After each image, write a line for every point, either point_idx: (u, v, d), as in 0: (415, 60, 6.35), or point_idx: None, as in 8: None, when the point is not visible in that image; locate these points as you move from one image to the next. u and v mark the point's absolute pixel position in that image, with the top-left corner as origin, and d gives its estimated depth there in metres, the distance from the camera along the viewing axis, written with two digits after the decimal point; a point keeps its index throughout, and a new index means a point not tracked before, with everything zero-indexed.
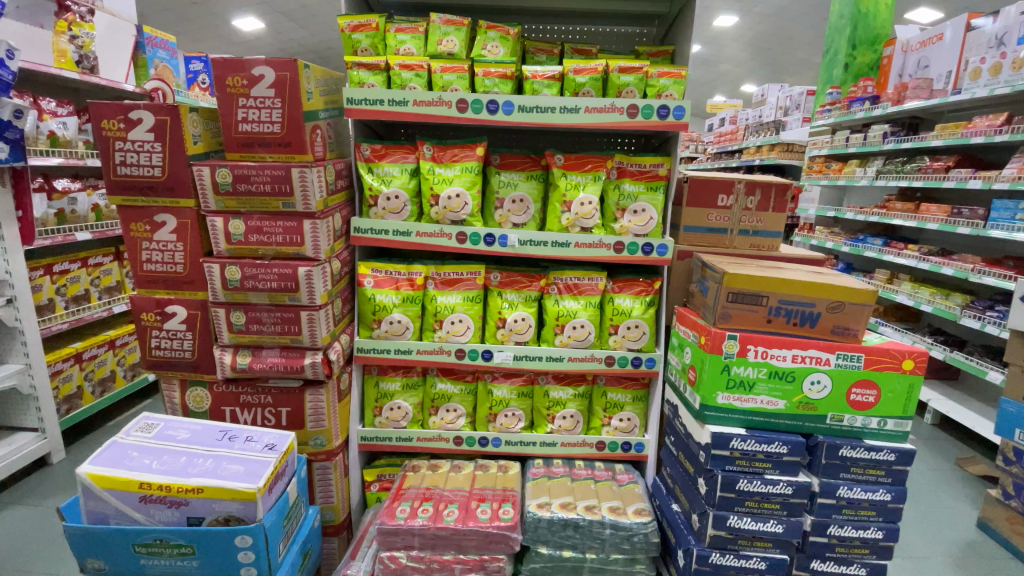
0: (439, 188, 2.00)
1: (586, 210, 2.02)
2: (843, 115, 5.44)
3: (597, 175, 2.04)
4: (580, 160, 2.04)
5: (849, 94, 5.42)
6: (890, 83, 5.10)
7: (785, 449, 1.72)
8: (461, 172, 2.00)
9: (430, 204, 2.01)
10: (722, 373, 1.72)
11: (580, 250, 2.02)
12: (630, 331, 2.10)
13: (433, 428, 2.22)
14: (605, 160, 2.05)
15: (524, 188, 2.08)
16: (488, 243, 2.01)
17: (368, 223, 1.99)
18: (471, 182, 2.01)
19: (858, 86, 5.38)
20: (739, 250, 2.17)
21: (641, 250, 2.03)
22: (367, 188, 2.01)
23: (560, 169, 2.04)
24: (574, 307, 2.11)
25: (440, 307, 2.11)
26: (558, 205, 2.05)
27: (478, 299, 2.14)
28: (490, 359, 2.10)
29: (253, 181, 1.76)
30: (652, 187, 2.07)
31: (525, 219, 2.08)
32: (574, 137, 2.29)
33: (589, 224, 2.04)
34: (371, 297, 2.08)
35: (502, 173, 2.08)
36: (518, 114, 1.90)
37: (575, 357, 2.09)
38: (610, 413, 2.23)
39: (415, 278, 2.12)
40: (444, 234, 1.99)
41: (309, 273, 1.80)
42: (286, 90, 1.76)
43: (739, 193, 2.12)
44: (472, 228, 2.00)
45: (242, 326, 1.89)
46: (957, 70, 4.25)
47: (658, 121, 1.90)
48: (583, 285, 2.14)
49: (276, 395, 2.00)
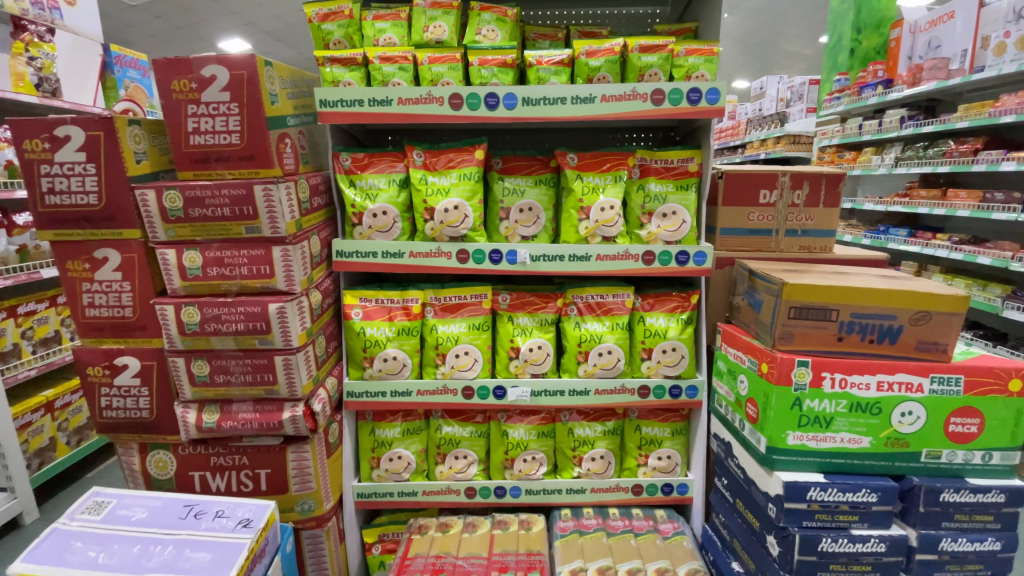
0: (433, 200, 1.69)
1: (609, 215, 1.70)
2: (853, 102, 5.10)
3: (618, 175, 1.74)
4: (598, 159, 1.74)
5: (859, 80, 5.09)
6: (901, 66, 4.77)
7: (874, 498, 1.40)
8: (458, 179, 1.70)
9: (423, 219, 1.71)
10: (793, 409, 1.40)
11: (602, 265, 1.71)
12: (665, 355, 1.79)
13: (440, 480, 1.91)
14: (626, 157, 1.75)
15: (534, 194, 1.78)
16: (495, 260, 1.71)
17: (353, 245, 1.70)
18: (471, 190, 1.70)
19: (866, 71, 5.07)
20: (787, 254, 1.86)
21: (675, 260, 1.72)
22: (349, 205, 1.71)
23: (574, 171, 1.73)
24: (600, 330, 1.80)
25: (442, 338, 1.80)
26: (573, 212, 1.74)
27: (485, 326, 1.83)
28: (503, 397, 1.80)
29: (207, 204, 1.45)
30: (682, 186, 1.77)
31: (536, 230, 1.77)
32: (587, 131, 1.97)
33: (611, 232, 1.72)
34: (360, 331, 1.77)
35: (506, 179, 1.79)
36: (522, 108, 1.60)
37: (602, 390, 1.79)
38: (646, 452, 1.92)
39: (410, 306, 1.80)
40: (442, 253, 1.70)
41: (282, 310, 1.49)
42: (244, 93, 1.46)
43: (784, 187, 1.82)
44: (475, 244, 1.70)
45: (206, 378, 1.57)
46: (973, 47, 3.94)
47: (689, 107, 1.60)
48: (609, 303, 1.81)
49: (252, 455, 1.68)
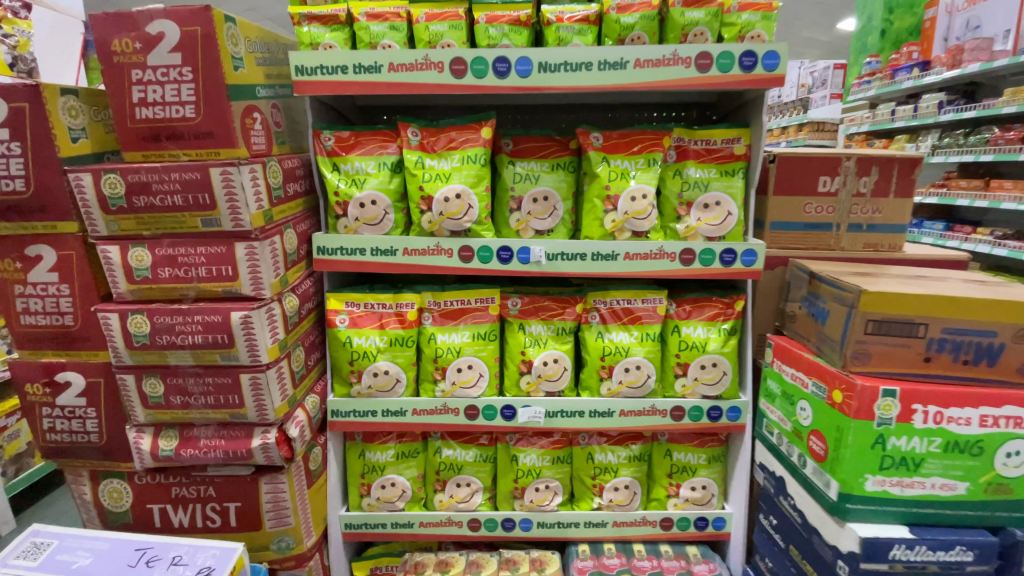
0: (430, 187, 1.42)
1: (642, 207, 1.42)
2: (883, 88, 3.97)
3: (652, 157, 1.45)
4: (627, 139, 1.46)
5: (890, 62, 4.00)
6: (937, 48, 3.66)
7: (970, 558, 1.14)
8: (461, 162, 1.42)
9: (417, 210, 1.44)
10: (873, 448, 1.15)
11: (631, 266, 1.44)
12: (704, 372, 1.52)
13: (439, 510, 1.66)
14: (661, 136, 1.47)
15: (551, 180, 1.51)
16: (504, 259, 1.45)
17: (336, 241, 1.44)
18: (475, 174, 1.42)
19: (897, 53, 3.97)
20: (848, 252, 1.58)
21: (719, 259, 1.45)
22: (332, 192, 1.44)
23: (597, 153, 1.45)
24: (628, 341, 1.53)
25: (443, 349, 1.53)
26: (598, 201, 1.45)
27: (492, 335, 1.56)
28: (512, 418, 1.55)
29: (155, 191, 1.19)
30: (727, 171, 1.50)
31: (552, 223, 1.51)
32: (612, 108, 1.69)
33: (643, 226, 1.44)
34: (346, 340, 1.51)
35: (517, 163, 1.52)
36: (538, 76, 1.33)
37: (628, 411, 1.53)
38: (677, 481, 1.65)
39: (404, 312, 1.53)
40: (442, 250, 1.43)
41: (246, 319, 1.23)
42: (199, 54, 1.20)
43: (848, 173, 1.53)
44: (481, 240, 1.43)
45: (161, 399, 1.32)
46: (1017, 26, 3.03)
47: (742, 75, 1.33)
48: (639, 311, 1.53)
49: (219, 486, 1.44)
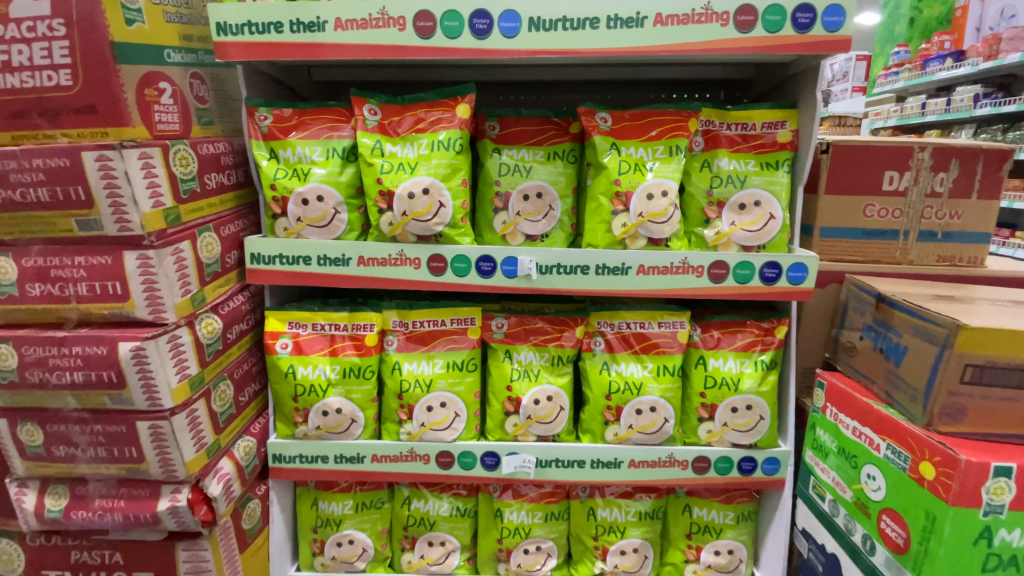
0: (390, 179, 1.11)
1: (661, 208, 1.11)
2: (913, 81, 3.26)
3: (674, 144, 1.14)
4: (643, 120, 1.15)
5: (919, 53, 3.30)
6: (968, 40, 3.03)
7: None
8: (430, 148, 1.12)
9: (374, 208, 1.13)
10: (975, 544, 0.84)
11: (645, 283, 1.13)
12: (736, 415, 1.21)
13: (406, 574, 1.36)
14: (686, 118, 1.15)
15: (546, 173, 1.21)
16: (485, 272, 1.14)
17: (274, 247, 1.14)
18: (447, 163, 1.11)
19: (927, 43, 3.21)
20: (918, 266, 1.26)
21: (759, 275, 1.13)
22: (268, 185, 1.14)
23: (604, 139, 1.14)
24: (640, 376, 1.21)
25: (409, 382, 1.22)
26: (604, 200, 1.13)
27: (471, 366, 1.24)
28: (495, 468, 1.24)
29: (16, 184, 0.91)
30: (768, 163, 1.19)
31: (547, 226, 1.20)
32: (623, 85, 1.38)
33: (661, 233, 1.12)
34: (289, 371, 1.21)
35: (503, 151, 1.22)
36: (527, 36, 1.03)
37: (639, 462, 1.23)
38: (696, 544, 1.34)
39: (362, 336, 1.22)
40: (406, 260, 1.13)
41: (138, 353, 0.95)
42: (74, 2, 0.91)
43: (920, 167, 1.21)
44: (455, 248, 1.12)
45: (41, 449, 1.04)
46: None
47: (793, 36, 1.02)
48: (655, 338, 1.22)
49: (126, 552, 1.16)
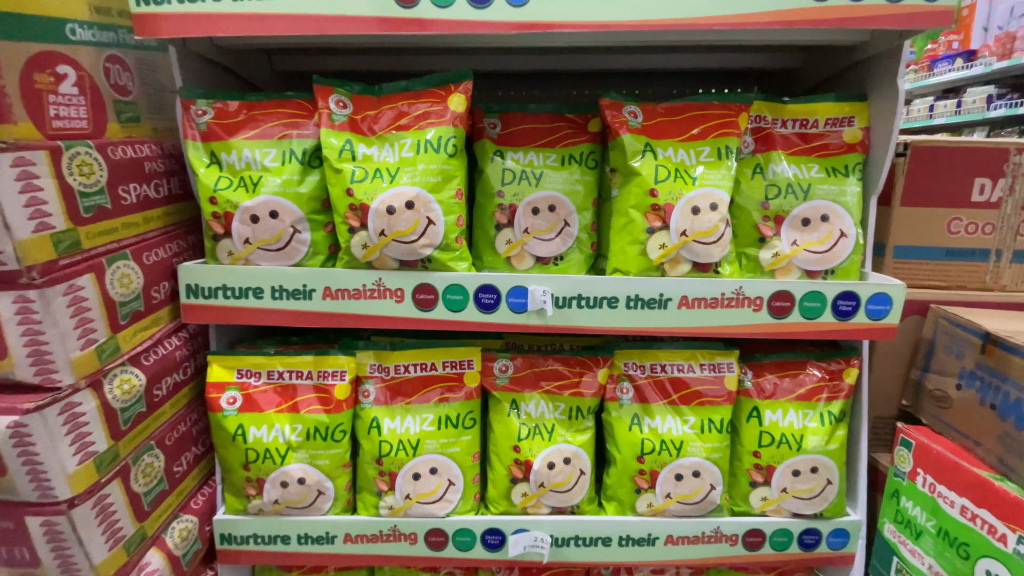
0: (363, 189, 0.85)
1: (711, 225, 0.86)
2: (919, 83, 2.95)
3: (723, 145, 0.90)
4: (683, 115, 0.91)
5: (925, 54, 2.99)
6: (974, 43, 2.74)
7: None
8: (414, 150, 0.87)
9: (342, 227, 0.87)
10: None
11: (689, 321, 0.89)
12: (797, 478, 0.98)
13: None
14: (736, 112, 0.92)
15: (560, 180, 0.97)
16: (486, 306, 0.89)
17: (216, 277, 0.89)
18: (436, 169, 0.86)
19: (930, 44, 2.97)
20: (1012, 293, 1.03)
21: (831, 308, 0.90)
22: (205, 197, 0.89)
23: (635, 138, 0.89)
24: (680, 433, 0.97)
25: (390, 443, 0.97)
26: (636, 214, 0.88)
27: (467, 421, 0.99)
28: (499, 548, 0.99)
29: None
30: (835, 169, 0.96)
31: (562, 247, 0.97)
32: (646, 77, 1.15)
33: (711, 256, 0.88)
34: (237, 433, 0.96)
35: (506, 154, 0.98)
36: (539, 4, 0.79)
37: (678, 539, 0.98)
38: None
39: (330, 387, 0.97)
40: (385, 292, 0.89)
41: (18, 430, 0.70)
42: None
43: (1017, 173, 0.99)
44: (447, 277, 0.88)
45: None
46: None
47: (880, 6, 0.80)
48: (697, 384, 0.98)
49: None
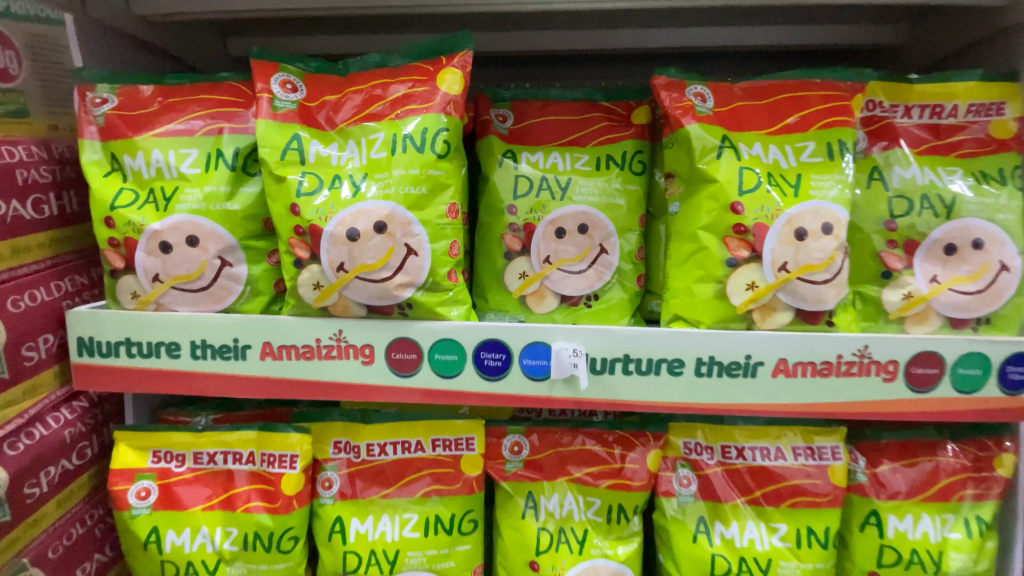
0: (312, 205, 0.59)
1: (826, 255, 0.58)
2: None
3: (833, 139, 0.62)
4: (773, 98, 0.64)
5: None
6: None
7: None
8: (388, 149, 0.59)
9: (285, 258, 0.61)
10: None
11: (787, 395, 0.61)
12: None
13: None
14: (848, 94, 0.65)
15: (595, 191, 0.70)
16: (491, 372, 0.62)
17: (117, 327, 0.64)
18: (419, 176, 0.59)
19: None
20: None
21: (997, 376, 0.61)
22: (101, 217, 0.64)
23: (708, 129, 0.62)
24: (766, 548, 0.69)
25: (359, 554, 0.70)
26: (710, 239, 0.61)
27: (466, 524, 0.72)
28: None
29: None
30: (985, 175, 0.67)
31: (598, 283, 0.70)
32: (700, 58, 0.88)
33: (824, 301, 0.59)
34: (150, 539, 0.70)
35: (519, 155, 0.72)
36: None
37: None
38: None
39: (276, 478, 0.70)
40: (346, 351, 0.62)
41: None
42: None
43: None
44: (435, 330, 0.61)
45: None
46: None
47: None
48: (789, 477, 0.70)
49: None
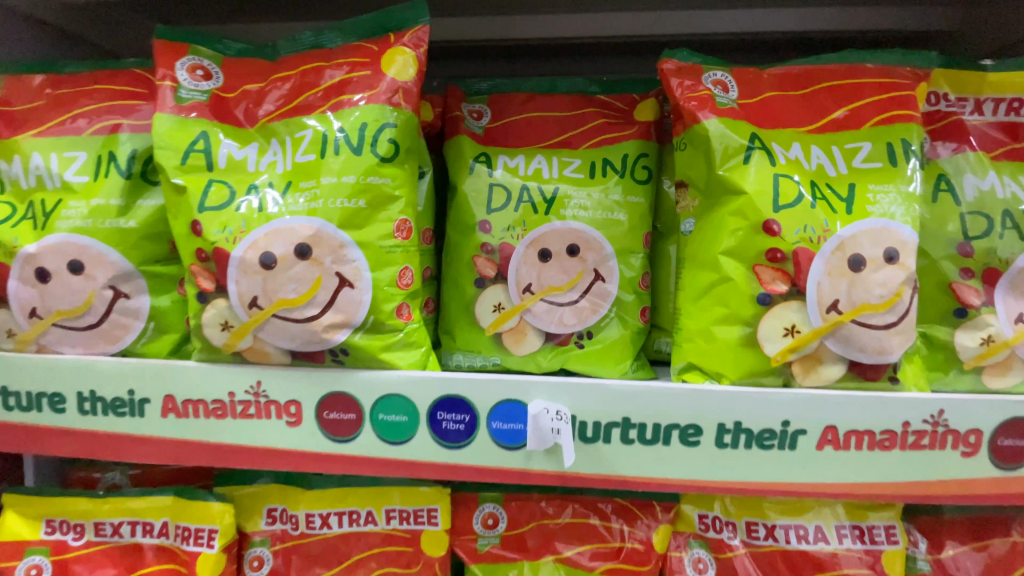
0: (218, 223, 0.45)
1: (889, 291, 0.44)
2: None
3: (897, 139, 0.48)
4: (816, 86, 0.50)
5: None
6: None
7: None
8: (317, 151, 0.46)
9: (188, 289, 0.47)
10: None
11: (834, 472, 0.46)
12: None
13: None
14: (913, 81, 0.50)
15: (588, 203, 0.56)
16: (451, 438, 0.48)
17: None
18: (355, 185, 0.45)
19: None
20: None
21: None
22: None
23: (732, 125, 0.48)
24: None
25: None
26: (734, 267, 0.47)
27: None
28: None
29: None
30: None
31: (591, 318, 0.56)
32: (738, 49, 0.68)
33: (887, 350, 0.45)
34: None
35: (495, 159, 0.58)
36: None
37: None
38: None
39: (191, 558, 0.57)
40: (267, 408, 0.49)
41: None
42: None
43: None
44: (378, 383, 0.47)
45: None
46: None
47: None
48: (832, 567, 0.55)
49: None
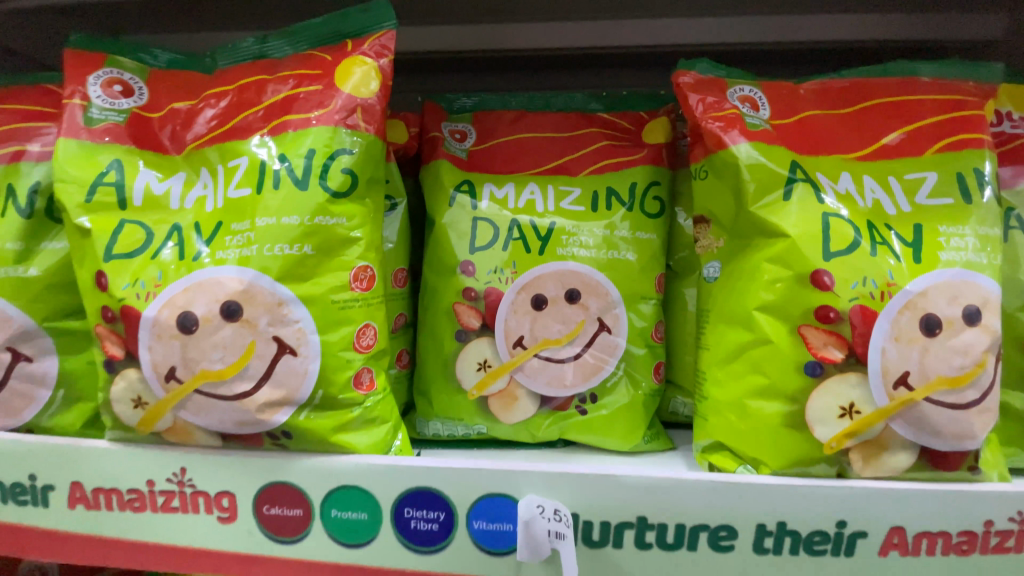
0: (132, 274, 0.37)
1: (970, 359, 0.35)
2: None
3: (969, 167, 0.39)
4: (864, 104, 0.41)
5: None
6: None
7: None
8: (254, 184, 0.37)
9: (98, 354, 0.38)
10: None
11: None
12: None
13: None
14: (982, 95, 0.41)
15: (590, 241, 0.47)
16: (422, 540, 0.38)
17: None
18: (299, 226, 0.36)
19: None
20: None
21: None
22: None
23: (766, 151, 0.39)
24: None
25: None
26: (771, 326, 0.38)
27: None
28: None
29: None
30: None
31: (596, 377, 0.47)
32: (761, 60, 0.59)
33: (967, 432, 0.36)
34: None
35: (479, 189, 0.49)
36: None
37: None
38: None
39: None
40: (195, 501, 0.39)
41: None
42: None
43: None
44: (331, 473, 0.38)
45: None
46: None
47: None
48: None
49: None
